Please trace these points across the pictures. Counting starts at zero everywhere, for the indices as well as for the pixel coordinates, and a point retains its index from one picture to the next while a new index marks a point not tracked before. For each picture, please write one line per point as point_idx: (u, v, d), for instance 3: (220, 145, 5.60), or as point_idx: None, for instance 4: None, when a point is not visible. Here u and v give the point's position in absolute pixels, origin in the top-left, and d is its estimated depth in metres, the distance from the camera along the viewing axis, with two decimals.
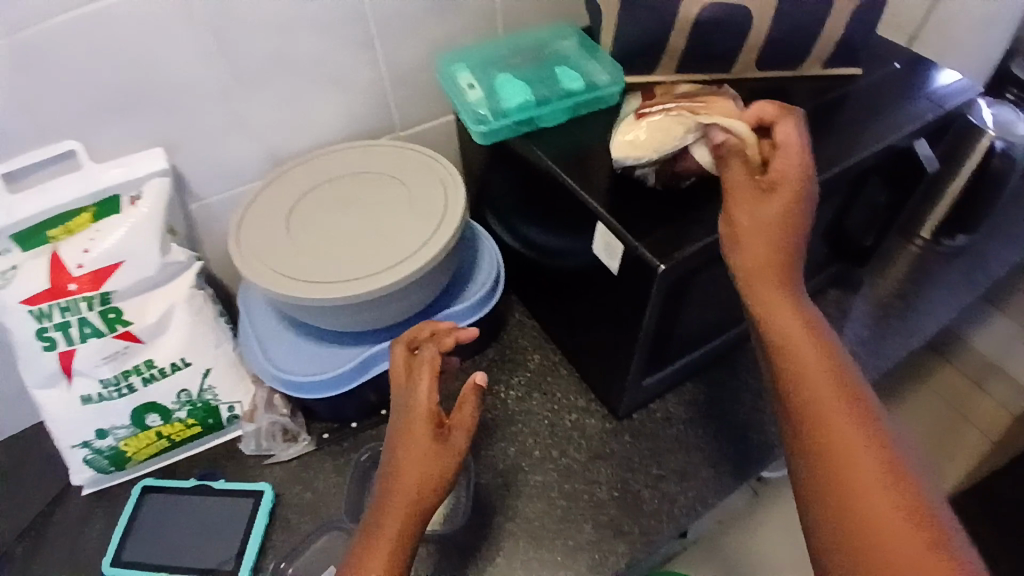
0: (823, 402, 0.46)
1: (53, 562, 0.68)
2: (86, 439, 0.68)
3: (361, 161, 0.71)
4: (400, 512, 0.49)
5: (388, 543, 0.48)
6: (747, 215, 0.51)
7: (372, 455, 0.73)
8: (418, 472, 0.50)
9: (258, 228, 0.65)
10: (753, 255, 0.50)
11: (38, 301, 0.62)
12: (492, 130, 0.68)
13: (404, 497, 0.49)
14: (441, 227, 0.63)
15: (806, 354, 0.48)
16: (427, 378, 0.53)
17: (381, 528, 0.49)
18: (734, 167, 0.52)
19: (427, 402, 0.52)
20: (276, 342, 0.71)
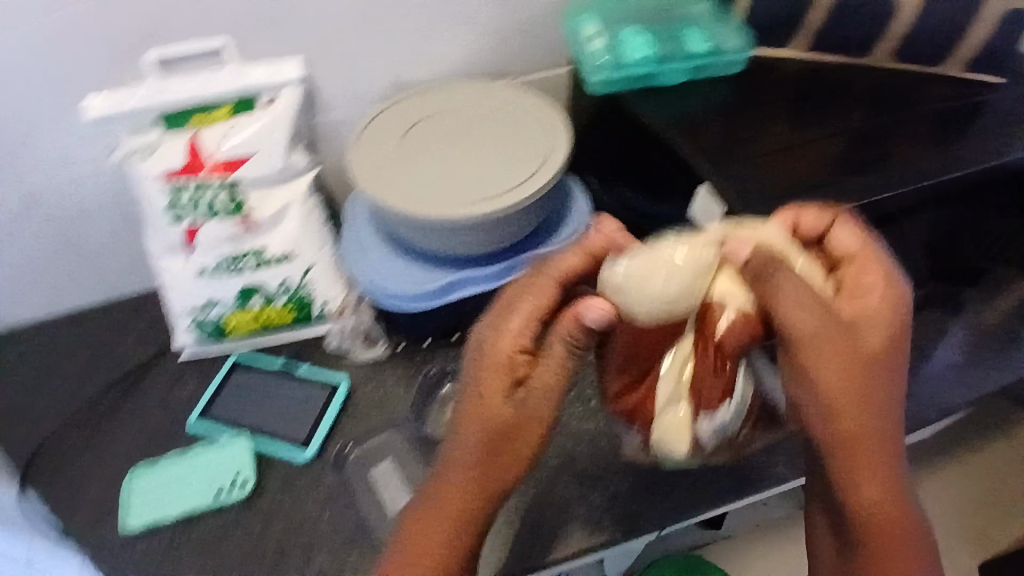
0: (878, 525, 0.49)
1: (151, 409, 0.78)
2: (195, 307, 0.75)
3: (476, 95, 0.74)
4: (469, 489, 0.49)
5: (452, 516, 0.48)
6: (830, 362, 0.46)
7: (441, 372, 0.79)
8: (493, 442, 0.49)
9: (374, 141, 0.69)
10: (841, 411, 0.47)
11: (176, 176, 0.69)
12: (607, 82, 0.70)
13: (475, 474, 0.49)
14: (543, 170, 0.66)
15: (872, 491, 0.48)
16: (518, 322, 0.52)
17: (443, 505, 0.49)
18: (790, 299, 0.46)
19: (507, 349, 0.51)
20: (372, 252, 0.76)
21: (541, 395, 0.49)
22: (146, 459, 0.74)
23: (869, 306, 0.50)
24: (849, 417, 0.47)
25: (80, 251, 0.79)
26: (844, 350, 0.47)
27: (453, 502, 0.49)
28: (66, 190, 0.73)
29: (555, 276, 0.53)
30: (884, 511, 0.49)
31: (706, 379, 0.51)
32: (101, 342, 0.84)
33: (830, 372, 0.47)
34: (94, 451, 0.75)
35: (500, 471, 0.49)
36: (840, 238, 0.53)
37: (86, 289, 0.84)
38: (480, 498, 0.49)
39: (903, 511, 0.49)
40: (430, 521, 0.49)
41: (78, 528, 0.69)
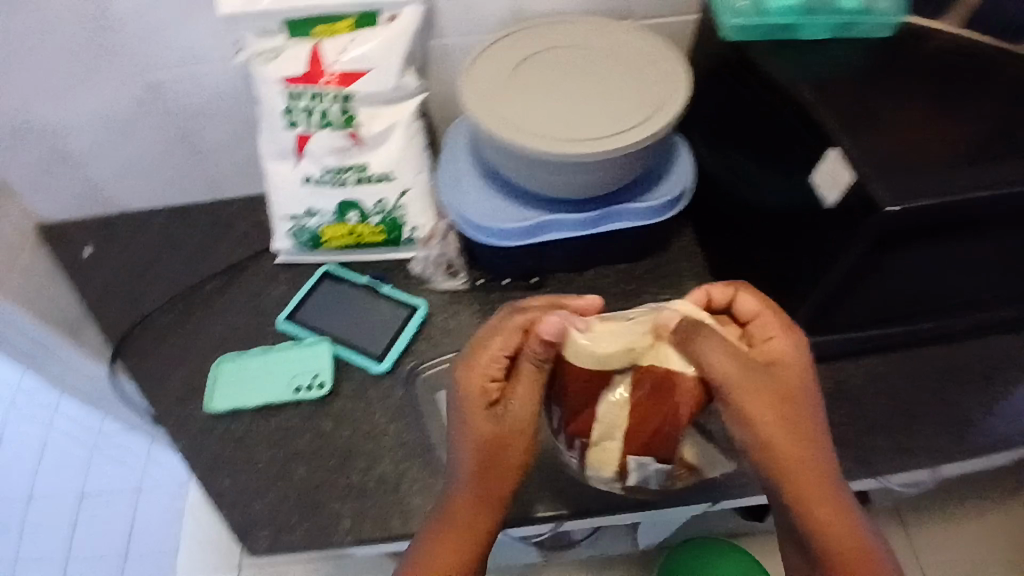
0: (836, 536, 0.56)
1: (243, 304, 0.83)
2: (296, 215, 0.78)
3: (593, 35, 0.72)
4: (485, 502, 0.58)
5: (474, 523, 0.57)
6: (757, 406, 0.55)
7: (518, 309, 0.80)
8: (495, 463, 0.57)
9: (485, 69, 0.69)
10: (777, 446, 0.56)
11: (296, 83, 0.70)
12: (742, 29, 0.67)
13: (486, 489, 0.57)
14: (656, 118, 0.64)
15: (825, 511, 0.56)
16: (485, 363, 0.57)
17: (460, 521, 0.57)
18: (717, 354, 0.53)
19: (484, 379, 0.57)
20: (467, 182, 0.76)
21: (520, 407, 0.57)
22: (234, 348, 0.79)
23: (780, 356, 0.57)
24: (784, 453, 0.56)
25: (194, 146, 0.84)
26: (767, 395, 0.55)
27: (473, 516, 0.57)
28: (189, 86, 0.78)
29: (522, 321, 0.58)
30: (837, 529, 0.56)
31: (639, 430, 0.55)
32: (203, 234, 0.89)
33: (760, 414, 0.55)
34: (185, 332, 0.81)
35: (504, 484, 0.58)
36: (748, 304, 0.59)
37: (194, 183, 0.89)
38: (494, 505, 0.58)
39: (851, 521, 0.56)
40: (453, 535, 0.57)
41: (168, 400, 0.75)
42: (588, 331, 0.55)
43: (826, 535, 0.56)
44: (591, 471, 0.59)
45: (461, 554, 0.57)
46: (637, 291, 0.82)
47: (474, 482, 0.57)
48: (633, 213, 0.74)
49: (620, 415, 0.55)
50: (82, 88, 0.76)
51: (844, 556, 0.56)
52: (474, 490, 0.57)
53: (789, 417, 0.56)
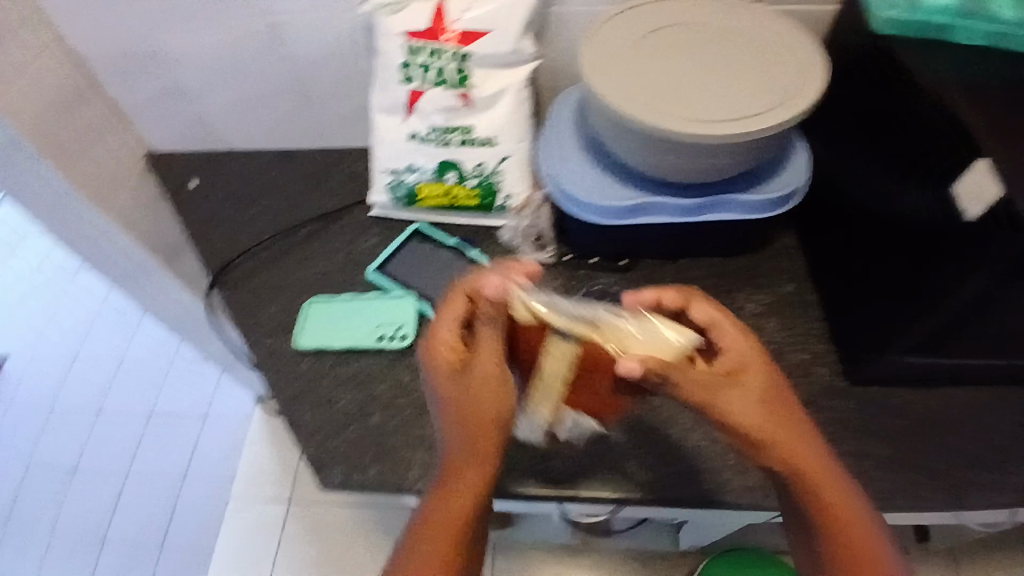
0: (843, 526, 0.53)
1: (334, 251, 0.85)
2: (396, 169, 0.80)
3: (722, 14, 0.69)
4: (474, 464, 0.56)
5: (466, 484, 0.55)
6: (741, 411, 0.53)
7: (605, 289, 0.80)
8: (478, 423, 0.55)
9: (608, 39, 0.68)
10: (771, 439, 0.53)
11: (416, 38, 0.70)
12: (896, 22, 0.64)
13: (473, 449, 0.56)
14: (784, 106, 0.62)
15: (828, 497, 0.53)
16: (449, 328, 0.57)
17: (452, 487, 0.55)
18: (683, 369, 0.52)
19: (445, 346, 0.56)
20: (570, 155, 0.76)
21: (485, 364, 0.55)
22: (325, 291, 0.82)
23: (746, 358, 0.55)
24: (786, 460, 0.53)
25: (306, 92, 0.87)
26: (754, 397, 0.54)
27: (464, 479, 0.55)
28: (310, 33, 0.79)
29: (469, 286, 0.57)
30: (854, 534, 0.53)
31: (571, 400, 0.57)
32: (306, 179, 0.93)
33: (752, 421, 0.53)
34: (281, 270, 0.84)
35: (491, 443, 0.56)
36: (698, 310, 0.56)
37: (301, 129, 0.92)
38: (485, 467, 0.56)
39: (861, 509, 0.53)
40: (443, 500, 0.55)
41: (260, 332, 0.78)
42: (529, 304, 0.54)
43: (841, 526, 0.53)
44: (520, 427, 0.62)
45: (455, 519, 0.54)
46: (729, 288, 0.81)
47: (460, 445, 0.56)
48: (739, 204, 0.73)
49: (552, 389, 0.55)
50: (210, 24, 0.79)
51: (868, 564, 0.52)
52: (462, 452, 0.56)
53: (772, 406, 0.54)
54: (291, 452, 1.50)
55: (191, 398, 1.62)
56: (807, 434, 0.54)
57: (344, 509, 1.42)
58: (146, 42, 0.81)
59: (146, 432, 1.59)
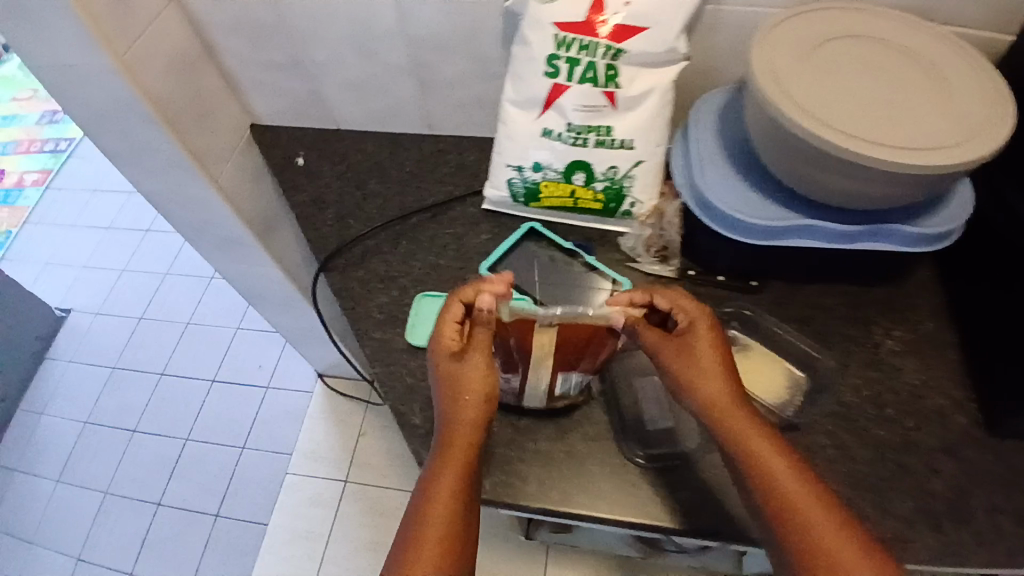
0: (792, 493, 0.54)
1: (443, 243, 0.83)
2: (521, 165, 0.76)
3: (901, 33, 0.64)
4: (463, 436, 0.60)
5: (457, 455, 0.59)
6: (686, 364, 0.61)
7: (734, 313, 0.75)
8: (467, 401, 0.61)
9: (781, 47, 0.62)
10: (703, 383, 0.60)
11: (567, 30, 0.65)
12: None
13: (463, 424, 0.61)
14: (978, 139, 0.56)
15: (776, 463, 0.55)
16: (450, 327, 0.64)
17: (444, 462, 0.59)
18: (648, 332, 0.64)
19: (446, 344, 0.64)
20: (713, 166, 0.71)
21: (478, 360, 0.62)
22: (436, 286, 0.79)
23: (699, 324, 0.63)
24: (725, 407, 0.59)
25: (424, 77, 0.84)
26: (703, 354, 0.61)
27: (455, 451, 0.60)
28: (439, 17, 0.75)
29: (459, 297, 0.65)
30: (781, 479, 0.54)
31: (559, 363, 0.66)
32: (415, 167, 0.91)
33: (698, 373, 0.60)
34: (390, 260, 0.82)
35: (479, 417, 0.61)
36: (665, 296, 0.65)
37: (413, 114, 0.90)
38: (473, 439, 0.61)
39: (810, 478, 0.55)
40: (441, 474, 0.58)
41: (368, 324, 0.76)
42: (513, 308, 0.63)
43: (789, 493, 0.54)
44: (522, 396, 0.68)
45: (450, 489, 0.57)
46: (864, 321, 0.75)
47: (452, 422, 0.61)
48: (896, 235, 0.67)
49: (543, 350, 0.65)
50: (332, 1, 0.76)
51: (794, 506, 0.53)
52: (451, 429, 0.61)
53: (721, 370, 0.61)
54: (349, 433, 1.50)
55: (255, 369, 1.63)
56: (740, 390, 0.60)
57: (398, 495, 1.41)
58: (265, 11, 0.79)
59: (208, 399, 1.61)
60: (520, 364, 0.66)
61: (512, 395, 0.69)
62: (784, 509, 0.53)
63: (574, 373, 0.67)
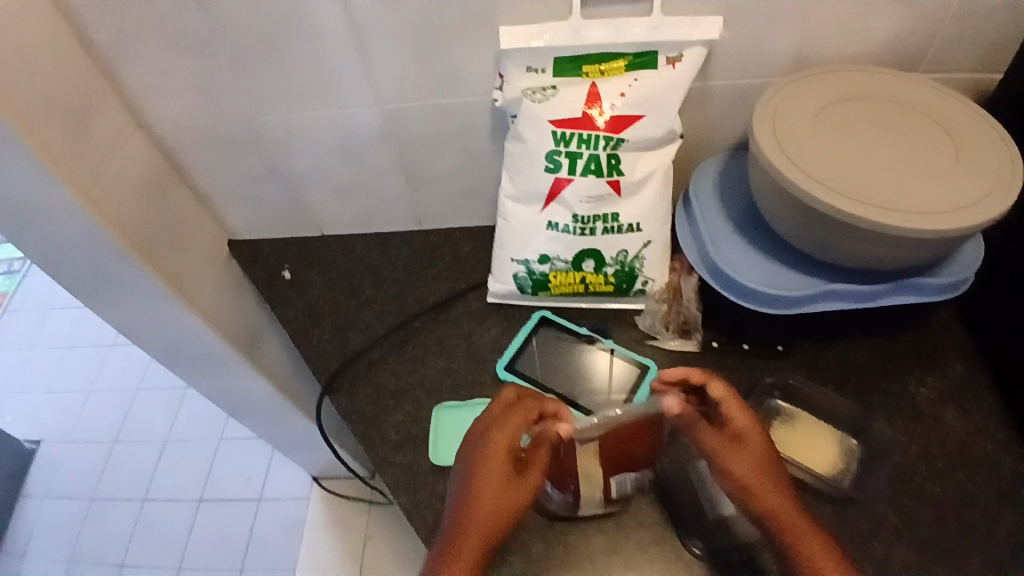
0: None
1: (452, 345, 0.79)
2: (527, 258, 0.74)
3: (893, 90, 0.64)
4: (473, 540, 0.52)
5: (463, 564, 0.51)
6: (745, 469, 0.56)
7: (777, 383, 0.72)
8: (494, 499, 0.54)
9: (785, 122, 0.62)
10: (760, 492, 0.55)
11: (563, 125, 0.66)
12: None
13: (475, 526, 0.53)
14: (995, 193, 0.56)
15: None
16: (506, 432, 0.57)
17: (449, 572, 0.50)
18: (707, 435, 0.58)
19: (505, 443, 0.56)
20: (726, 240, 0.69)
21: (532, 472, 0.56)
22: (454, 394, 0.75)
23: (753, 426, 0.58)
24: (783, 517, 0.54)
25: (412, 175, 0.81)
26: (761, 459, 0.57)
27: (464, 552, 0.51)
28: (423, 118, 0.73)
29: (511, 395, 0.61)
30: None
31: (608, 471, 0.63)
32: (408, 266, 0.87)
33: (754, 479, 0.56)
34: (399, 371, 0.78)
35: (495, 520, 0.54)
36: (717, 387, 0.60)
37: (403, 211, 0.87)
38: (485, 545, 0.52)
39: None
40: (451, 573, 0.50)
41: (386, 449, 0.72)
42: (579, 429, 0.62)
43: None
44: (579, 505, 0.64)
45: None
46: (897, 372, 0.72)
47: (464, 524, 0.53)
48: (920, 288, 0.65)
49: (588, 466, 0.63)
50: (308, 111, 0.73)
51: None
52: (461, 530, 0.53)
53: (776, 476, 0.56)
54: (355, 537, 1.40)
55: (244, 481, 1.53)
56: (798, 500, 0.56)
57: None
58: (238, 127, 0.76)
59: (198, 519, 1.50)
60: (571, 479, 0.63)
61: (568, 508, 0.64)
62: None
63: (626, 476, 0.64)
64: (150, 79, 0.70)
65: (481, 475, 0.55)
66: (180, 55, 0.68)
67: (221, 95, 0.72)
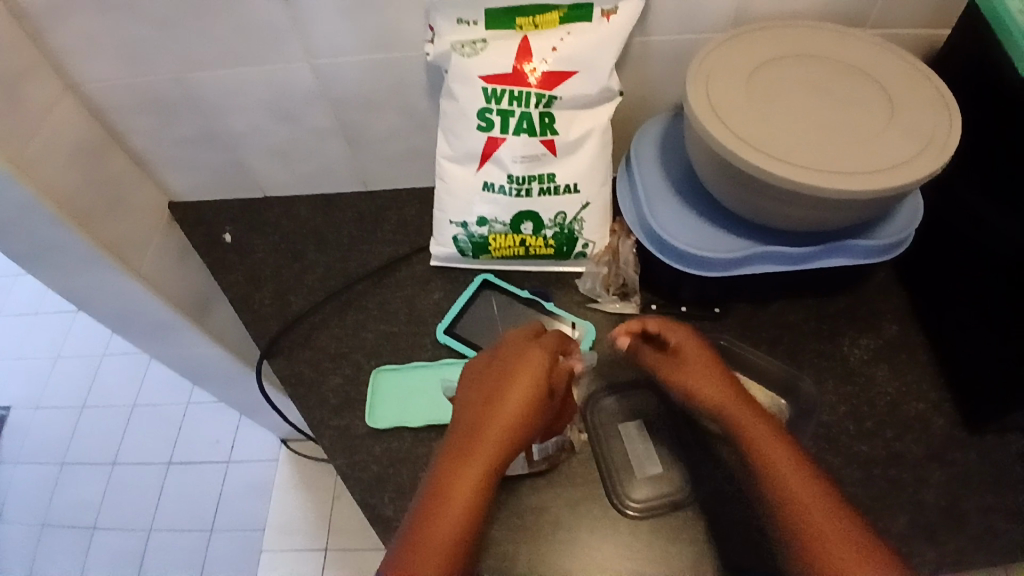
0: (803, 500, 0.50)
1: (393, 308, 0.79)
2: (466, 221, 0.73)
3: (833, 46, 0.63)
4: (495, 440, 0.51)
5: (481, 459, 0.50)
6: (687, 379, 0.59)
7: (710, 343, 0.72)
8: (522, 400, 0.53)
9: (719, 80, 0.60)
10: (709, 398, 0.58)
11: (494, 81, 0.64)
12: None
13: (497, 428, 0.51)
14: (927, 152, 0.55)
15: (789, 473, 0.51)
16: (542, 353, 0.56)
17: (465, 466, 0.50)
18: (647, 354, 0.64)
19: (540, 360, 0.55)
20: (663, 202, 0.68)
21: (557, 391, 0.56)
22: (394, 357, 0.75)
23: (689, 347, 0.61)
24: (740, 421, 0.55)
25: (353, 136, 0.79)
26: (700, 370, 0.59)
27: (485, 445, 0.51)
28: (360, 78, 0.71)
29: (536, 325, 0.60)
30: (799, 492, 0.50)
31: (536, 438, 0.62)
32: (352, 228, 0.86)
33: (698, 387, 0.58)
34: (340, 335, 0.77)
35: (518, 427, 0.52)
36: (653, 322, 0.63)
37: (346, 173, 0.85)
38: (504, 448, 0.51)
39: (828, 493, 0.50)
40: (467, 467, 0.50)
41: (323, 412, 0.72)
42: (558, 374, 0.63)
43: (802, 507, 0.49)
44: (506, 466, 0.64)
45: (466, 496, 0.49)
46: (832, 334, 0.72)
47: (484, 423, 0.52)
48: (854, 250, 0.65)
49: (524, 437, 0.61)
50: (240, 68, 0.70)
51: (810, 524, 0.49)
52: (483, 429, 0.51)
53: (727, 387, 0.58)
54: (322, 497, 1.43)
55: (212, 444, 1.54)
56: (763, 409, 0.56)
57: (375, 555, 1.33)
58: (172, 88, 0.73)
59: (168, 482, 1.51)
60: None
61: None
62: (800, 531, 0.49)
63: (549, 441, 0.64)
64: (77, 45, 0.68)
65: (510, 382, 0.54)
66: (106, 18, 0.65)
67: (148, 52, 0.69)
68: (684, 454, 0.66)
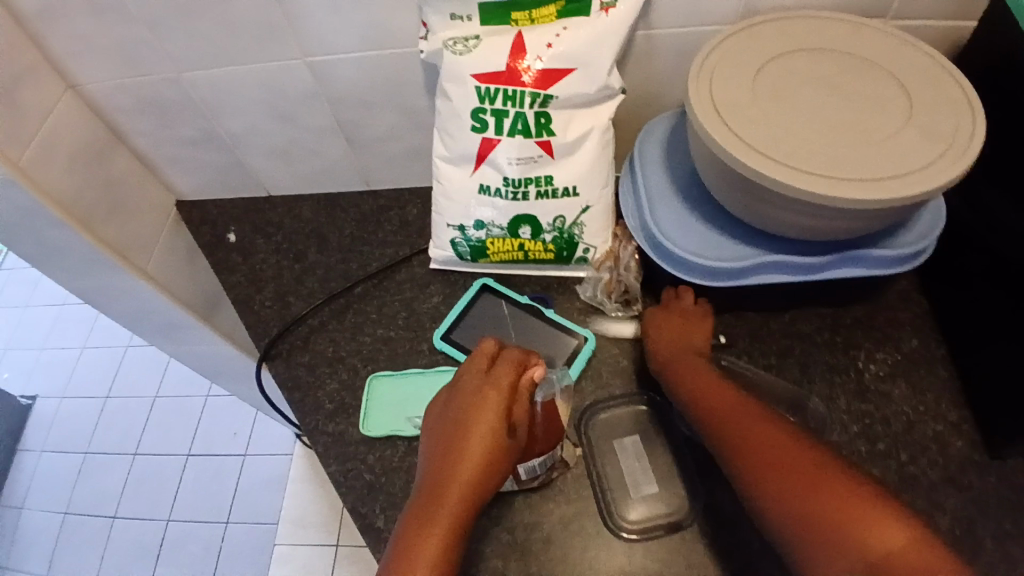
0: (748, 432, 0.53)
1: (390, 312, 0.77)
2: (463, 224, 0.71)
3: (850, 40, 0.58)
4: (458, 492, 0.50)
5: (446, 515, 0.49)
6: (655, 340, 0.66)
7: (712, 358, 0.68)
8: (484, 446, 0.51)
9: (723, 77, 0.56)
10: (670, 361, 0.64)
11: (486, 81, 0.62)
12: None
13: (460, 478, 0.50)
14: (947, 157, 0.51)
15: (739, 416, 0.55)
16: (500, 392, 0.53)
17: (430, 523, 0.48)
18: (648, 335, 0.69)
19: (498, 400, 0.53)
20: (665, 206, 0.65)
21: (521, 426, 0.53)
22: (389, 363, 0.73)
23: (660, 313, 0.67)
24: (691, 375, 0.61)
25: (351, 136, 0.78)
26: (667, 327, 0.66)
27: (449, 499, 0.49)
28: (354, 77, 0.69)
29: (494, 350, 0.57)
30: (750, 427, 0.53)
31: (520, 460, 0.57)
32: (353, 228, 0.85)
33: (659, 346, 0.65)
34: (336, 338, 0.76)
35: (480, 476, 0.51)
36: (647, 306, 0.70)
37: (346, 173, 0.84)
38: (470, 499, 0.50)
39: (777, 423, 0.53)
40: (432, 524, 0.48)
41: (317, 417, 0.71)
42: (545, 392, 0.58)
43: (748, 438, 0.53)
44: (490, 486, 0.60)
45: (435, 551, 0.47)
46: (847, 347, 0.68)
47: (447, 475, 0.50)
48: (869, 260, 0.61)
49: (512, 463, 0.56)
50: (234, 68, 0.69)
51: (759, 446, 0.51)
52: (447, 481, 0.50)
53: (689, 357, 0.63)
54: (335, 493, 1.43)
55: (229, 437, 1.56)
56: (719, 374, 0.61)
57: None
58: (169, 88, 0.72)
59: (186, 473, 1.54)
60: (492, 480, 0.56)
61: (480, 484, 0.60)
62: (749, 452, 0.52)
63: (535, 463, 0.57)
64: (75, 46, 0.67)
65: (471, 427, 0.52)
66: (100, 21, 0.64)
67: (143, 53, 0.68)
68: (679, 469, 0.63)
